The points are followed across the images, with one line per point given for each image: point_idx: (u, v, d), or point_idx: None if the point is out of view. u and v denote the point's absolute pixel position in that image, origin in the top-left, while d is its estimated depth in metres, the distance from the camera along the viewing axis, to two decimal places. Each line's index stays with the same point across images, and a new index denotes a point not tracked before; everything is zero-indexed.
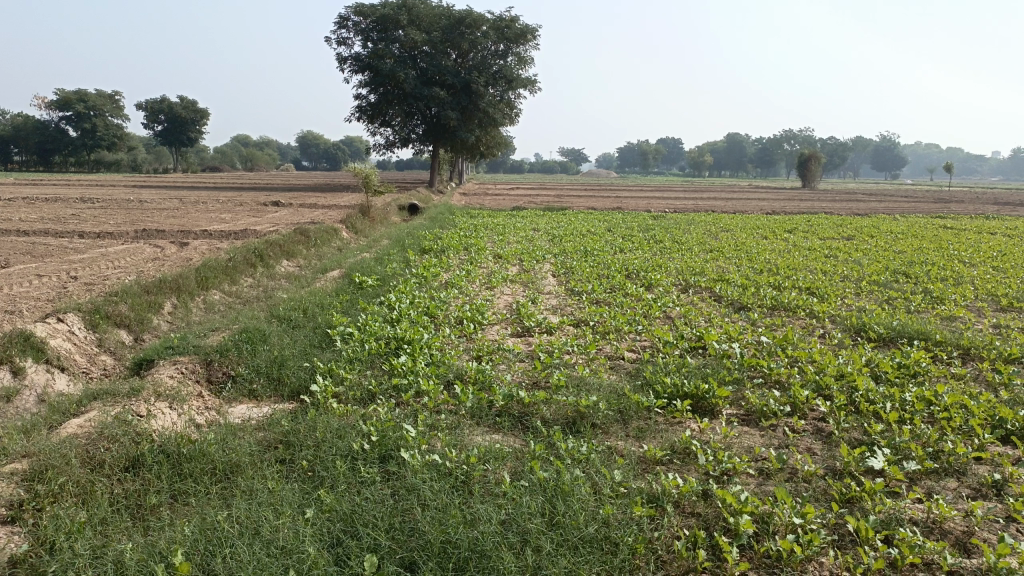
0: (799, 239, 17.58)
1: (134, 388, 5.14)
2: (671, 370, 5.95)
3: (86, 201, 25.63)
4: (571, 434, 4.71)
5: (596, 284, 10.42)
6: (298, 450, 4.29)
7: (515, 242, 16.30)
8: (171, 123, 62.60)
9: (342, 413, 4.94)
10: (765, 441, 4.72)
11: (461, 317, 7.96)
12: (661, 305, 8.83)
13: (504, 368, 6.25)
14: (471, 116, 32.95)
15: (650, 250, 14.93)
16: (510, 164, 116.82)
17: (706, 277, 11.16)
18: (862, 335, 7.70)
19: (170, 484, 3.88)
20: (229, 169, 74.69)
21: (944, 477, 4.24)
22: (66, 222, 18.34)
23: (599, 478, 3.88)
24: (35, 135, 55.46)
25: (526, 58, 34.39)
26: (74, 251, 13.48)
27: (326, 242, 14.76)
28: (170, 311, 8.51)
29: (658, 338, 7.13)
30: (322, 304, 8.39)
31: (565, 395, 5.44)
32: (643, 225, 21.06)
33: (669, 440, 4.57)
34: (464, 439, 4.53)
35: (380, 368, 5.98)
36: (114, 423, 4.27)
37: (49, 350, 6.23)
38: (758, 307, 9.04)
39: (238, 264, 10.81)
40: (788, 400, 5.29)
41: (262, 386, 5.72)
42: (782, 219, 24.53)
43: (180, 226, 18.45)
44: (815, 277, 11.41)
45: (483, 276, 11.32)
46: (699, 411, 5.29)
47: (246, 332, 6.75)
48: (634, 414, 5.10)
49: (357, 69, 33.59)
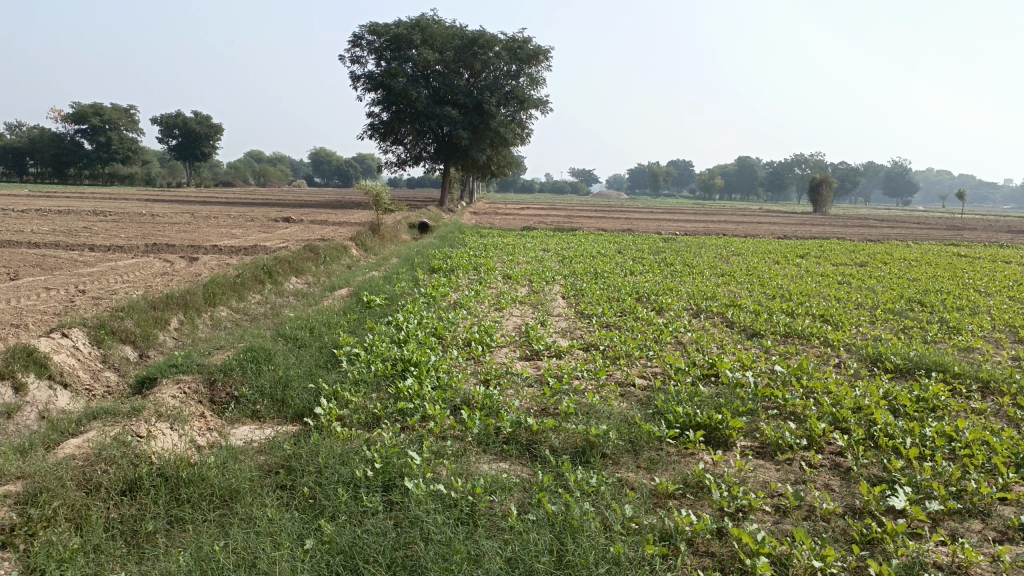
0: (811, 264, 17.42)
1: (135, 407, 5.04)
2: (683, 399, 5.81)
3: (98, 214, 25.76)
4: (580, 465, 4.57)
5: (606, 307, 10.30)
6: (300, 476, 4.18)
7: (525, 263, 16.23)
8: (186, 138, 63.19)
9: (346, 437, 4.82)
10: (781, 476, 4.57)
11: (469, 338, 7.85)
12: (672, 330, 8.71)
13: (512, 393, 6.12)
14: (483, 135, 33.04)
15: (660, 273, 14.82)
16: (521, 184, 117.17)
17: (718, 302, 11.04)
18: (878, 366, 7.54)
19: (167, 509, 3.78)
20: (241, 185, 75.25)
21: (968, 518, 4.09)
22: (78, 235, 18.42)
23: (609, 513, 3.75)
24: (52, 148, 56.01)
25: (539, 79, 34.53)
26: (84, 264, 13.48)
27: (336, 260, 14.71)
28: (176, 327, 8.44)
29: (670, 365, 7.00)
30: (329, 323, 8.30)
31: (575, 423, 5.31)
32: (653, 247, 20.94)
33: (681, 473, 4.44)
34: (469, 468, 4.41)
35: (386, 391, 5.87)
36: (113, 444, 4.18)
37: (52, 366, 6.16)
38: (770, 334, 8.89)
39: (246, 280, 10.75)
40: (804, 433, 5.15)
41: (265, 407, 5.61)
42: (795, 243, 24.31)
43: (191, 240, 18.48)
44: (829, 304, 11.28)
45: (492, 297, 11.23)
46: (712, 442, 5.15)
47: (251, 351, 6.65)
48: (645, 444, 4.96)
49: (370, 87, 33.74)
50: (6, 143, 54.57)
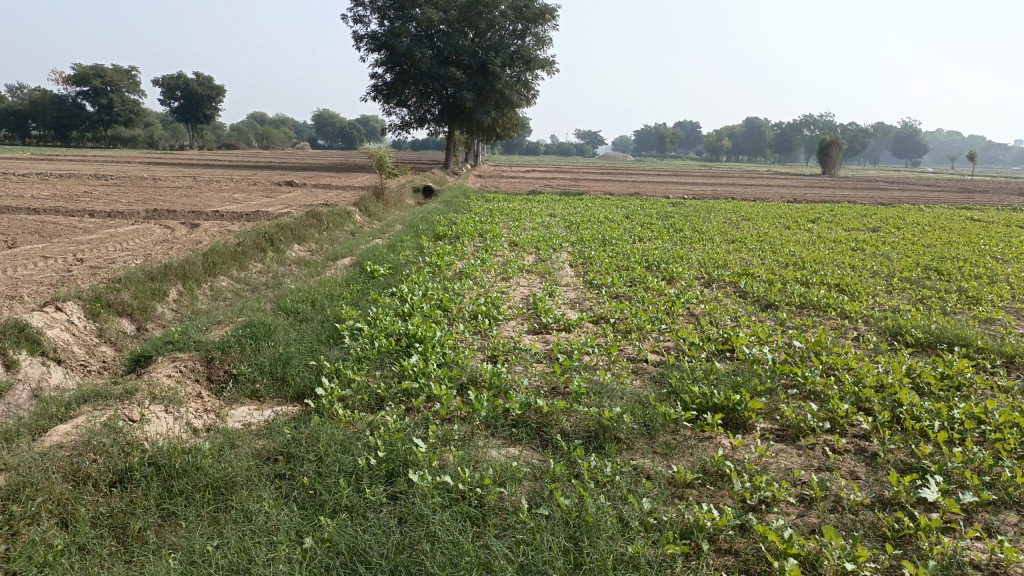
0: (823, 230, 17.07)
1: (128, 390, 4.83)
2: (698, 377, 5.58)
3: (100, 178, 25.46)
4: (594, 451, 4.36)
5: (616, 276, 10.02)
6: (299, 464, 3.98)
7: (532, 229, 15.91)
8: (188, 100, 62.42)
9: (349, 422, 4.62)
10: (804, 462, 4.37)
11: (475, 310, 7.60)
12: (684, 301, 8.44)
13: (520, 371, 5.89)
14: (488, 97, 32.47)
15: (670, 240, 14.52)
16: (526, 146, 115.92)
17: (729, 270, 10.77)
18: (899, 340, 7.29)
19: (159, 502, 3.58)
20: (244, 147, 74.54)
21: (1003, 509, 3.85)
22: (78, 200, 18.15)
23: (625, 508, 3.55)
24: (53, 110, 55.47)
25: (545, 39, 33.77)
26: (83, 230, 13.24)
27: (339, 226, 14.44)
28: (175, 299, 8.22)
29: (683, 339, 6.76)
30: (331, 295, 8.06)
31: (587, 403, 5.09)
32: (662, 212, 20.54)
33: (699, 460, 4.22)
34: (478, 454, 4.20)
35: (390, 369, 5.65)
36: (103, 432, 3.97)
37: (45, 342, 5.93)
38: (785, 305, 8.64)
39: (247, 249, 10.50)
40: (826, 416, 4.94)
41: (264, 386, 5.41)
42: (805, 208, 23.86)
43: (192, 205, 18.18)
44: (843, 272, 10.97)
45: (498, 265, 10.96)
46: (730, 425, 4.93)
47: (251, 326, 6.43)
48: (660, 426, 4.74)
49: (373, 47, 33.06)
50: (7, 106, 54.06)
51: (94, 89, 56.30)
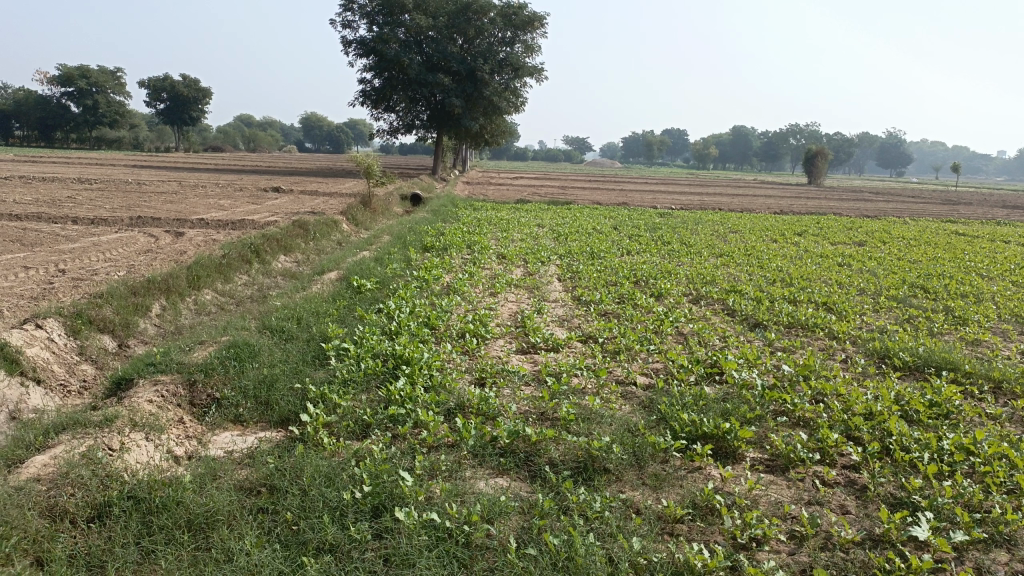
0: (811, 244, 17.14)
1: (107, 416, 4.71)
2: (688, 403, 5.53)
3: (83, 181, 25.14)
4: (583, 483, 4.30)
5: (605, 292, 9.97)
6: (282, 499, 3.89)
7: (520, 240, 15.88)
8: (174, 102, 61.98)
9: (334, 451, 4.54)
10: (794, 495, 4.35)
11: (463, 329, 7.51)
12: (673, 320, 8.40)
13: (509, 395, 5.81)
14: (476, 104, 32.44)
15: (658, 253, 14.50)
16: (515, 151, 115.89)
17: (717, 287, 10.77)
18: (887, 363, 7.29)
19: (138, 540, 3.48)
20: (230, 150, 74.04)
21: (994, 548, 3.83)
22: (61, 205, 17.92)
23: (615, 548, 3.51)
24: (37, 110, 54.82)
25: (534, 46, 33.82)
26: (66, 239, 13.05)
27: (326, 235, 14.34)
28: (158, 314, 8.11)
29: (673, 362, 6.72)
30: (317, 312, 7.96)
31: (576, 431, 5.02)
32: (650, 223, 20.55)
33: (689, 493, 4.18)
34: (466, 486, 4.13)
35: (376, 393, 5.56)
36: (81, 463, 3.87)
37: (24, 361, 5.77)
38: (774, 325, 8.64)
39: (232, 260, 10.37)
40: (816, 446, 4.92)
41: (248, 411, 5.33)
42: (792, 220, 23.97)
43: (177, 212, 17.98)
44: (831, 289, 10.99)
45: (487, 279, 10.89)
46: (719, 454, 4.89)
47: (235, 346, 6.34)
48: (649, 456, 4.69)
49: (362, 52, 32.97)
50: None
51: (78, 90, 55.74)
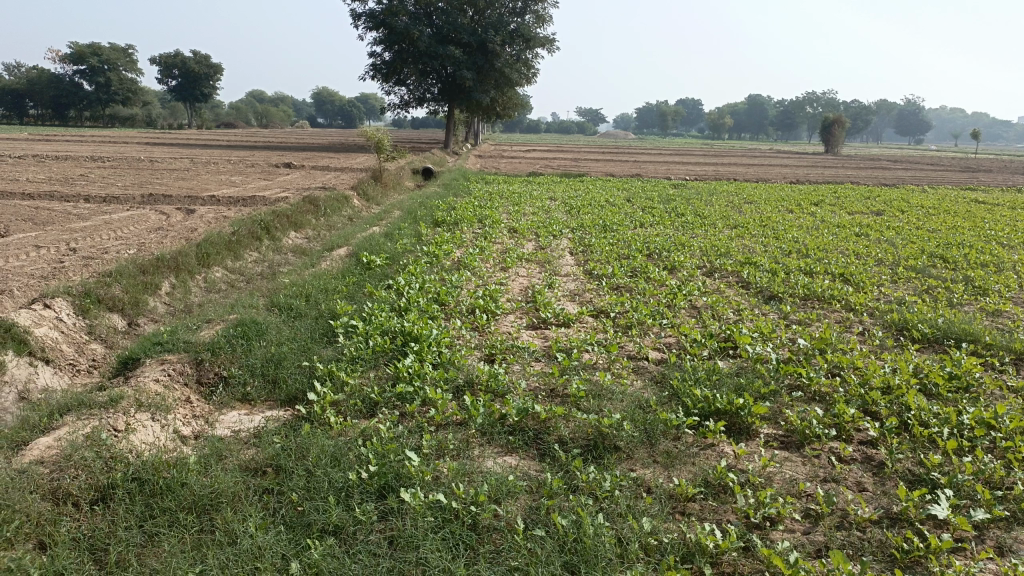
0: (827, 214, 16.87)
1: (113, 397, 4.67)
2: (700, 378, 5.43)
3: (96, 159, 25.13)
4: (593, 462, 4.22)
5: (617, 266, 9.84)
6: (287, 479, 3.84)
7: (531, 213, 15.73)
8: (186, 78, 61.86)
9: (341, 431, 4.49)
10: (809, 473, 4.27)
11: (473, 305, 7.42)
12: (686, 293, 8.27)
13: (518, 371, 5.73)
14: (487, 76, 32.08)
15: (671, 225, 14.32)
16: (528, 123, 114.93)
17: (732, 259, 10.60)
18: (905, 335, 7.14)
19: (141, 523, 3.44)
20: (243, 126, 73.92)
21: (1015, 526, 3.72)
22: (73, 183, 17.94)
23: (625, 528, 3.45)
24: (50, 89, 54.84)
25: (545, 16, 33.36)
26: (78, 217, 13.05)
27: (337, 211, 14.26)
28: (167, 292, 8.07)
29: (685, 336, 6.60)
30: (325, 289, 7.89)
31: (587, 409, 4.94)
32: (663, 195, 20.28)
33: (702, 471, 4.10)
34: (474, 465, 4.07)
35: (384, 370, 5.50)
36: (84, 445, 3.83)
37: (32, 341, 5.74)
38: (789, 297, 8.49)
39: (242, 237, 10.31)
40: (832, 422, 4.82)
41: (256, 389, 5.29)
42: (808, 189, 23.63)
43: (189, 189, 17.95)
44: (848, 260, 10.77)
45: (498, 254, 10.77)
46: (733, 430, 4.80)
47: (242, 325, 6.29)
48: (661, 433, 4.59)
49: (371, 26, 32.66)
50: (4, 85, 53.61)
51: (90, 67, 55.69)
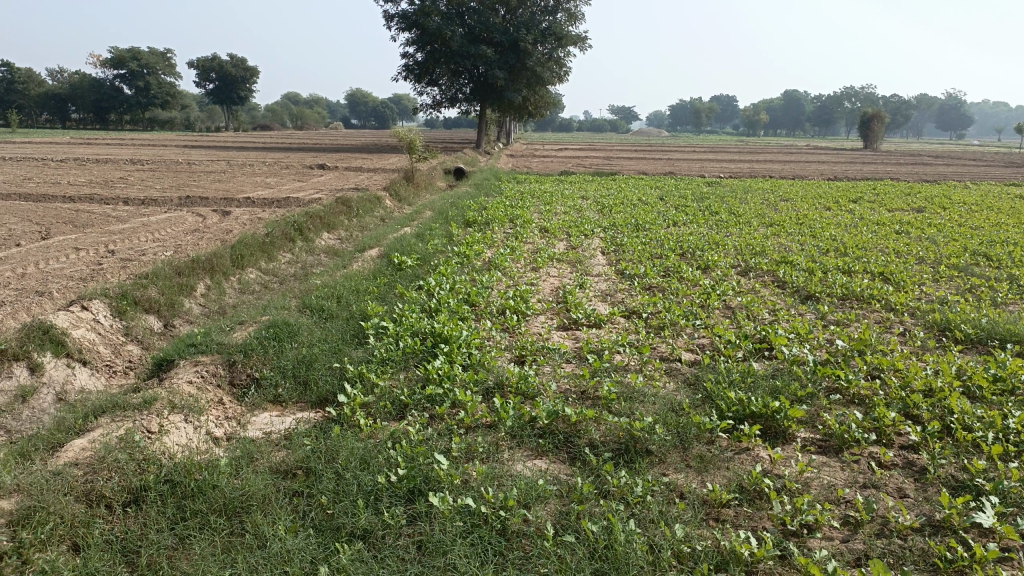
0: (866, 211, 16.52)
1: (147, 399, 4.72)
2: (735, 380, 5.32)
3: (135, 162, 25.60)
4: (624, 466, 4.15)
5: (649, 265, 9.72)
6: (317, 482, 3.84)
7: (563, 213, 15.64)
8: (223, 82, 62.83)
9: (370, 433, 4.48)
10: (848, 478, 4.15)
11: (503, 305, 7.38)
12: (720, 293, 8.13)
13: (549, 373, 5.67)
14: (519, 75, 32.03)
15: (705, 224, 14.13)
16: (560, 122, 114.60)
17: (768, 257, 10.41)
18: (947, 336, 6.93)
19: (173, 525, 3.46)
20: (278, 128, 74.84)
21: None
22: (113, 186, 18.31)
23: (657, 535, 3.38)
24: (91, 93, 56.05)
25: (577, 14, 33.20)
26: (117, 219, 13.29)
27: (369, 212, 14.33)
28: (202, 293, 8.17)
29: (719, 337, 6.48)
30: (357, 290, 7.92)
31: (618, 411, 4.87)
32: (697, 193, 20.04)
33: (736, 476, 4.01)
34: (504, 469, 4.03)
35: (414, 372, 5.49)
36: (118, 447, 3.87)
37: (70, 343, 5.84)
38: (827, 297, 8.30)
39: (275, 239, 10.40)
40: (871, 426, 4.69)
41: (287, 391, 5.31)
42: (846, 186, 23.18)
43: (224, 191, 18.18)
44: (888, 258, 10.52)
45: (529, 254, 10.72)
46: (769, 434, 4.69)
47: (275, 326, 6.33)
48: (695, 437, 4.51)
49: (403, 27, 32.84)
50: (48, 90, 54.97)
51: (131, 72, 56.83)
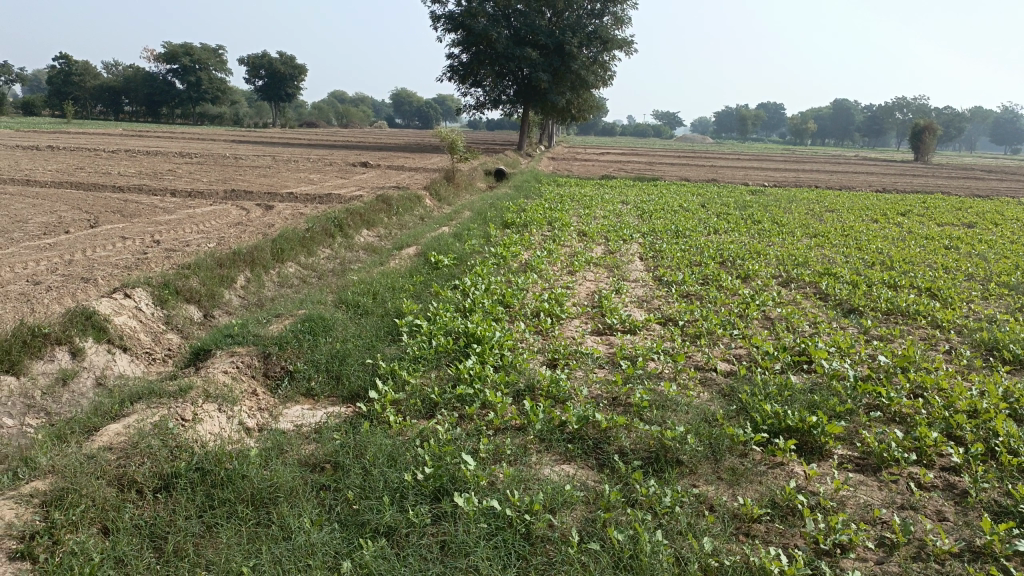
0: (914, 225, 16.11)
1: (182, 387, 4.79)
2: (771, 393, 5.20)
3: (184, 155, 26.12)
4: (654, 475, 4.08)
5: (687, 273, 9.59)
6: (344, 477, 3.84)
7: (602, 217, 15.55)
8: (272, 78, 63.89)
9: (399, 430, 4.48)
10: (885, 499, 4.03)
11: (538, 308, 7.35)
12: (760, 303, 7.99)
13: (581, 377, 5.62)
14: (563, 78, 31.95)
15: (747, 232, 13.92)
16: (603, 126, 114.18)
17: (810, 269, 10.20)
18: (995, 356, 6.71)
19: (201, 513, 3.49)
20: (324, 125, 75.84)
21: None
22: (162, 178, 18.70)
23: (684, 548, 3.32)
24: (145, 87, 57.39)
25: (624, 18, 33.04)
26: (164, 210, 13.57)
27: (409, 210, 14.41)
28: (242, 285, 8.29)
29: (757, 348, 6.35)
30: (393, 288, 7.95)
31: (650, 419, 4.80)
32: (740, 201, 19.75)
33: (768, 492, 3.92)
34: (531, 472, 3.99)
35: (446, 371, 5.48)
36: (152, 434, 3.93)
37: (111, 329, 5.96)
38: (870, 311, 8.10)
39: (315, 234, 10.51)
40: (912, 445, 4.55)
41: (320, 384, 5.35)
42: (894, 199, 22.61)
43: (269, 186, 18.47)
44: (936, 274, 10.23)
45: (566, 257, 10.67)
46: (804, 449, 4.58)
47: (310, 320, 6.39)
48: (727, 449, 4.42)
49: (450, 28, 33.02)
50: (103, 83, 56.47)
51: (184, 67, 58.10)
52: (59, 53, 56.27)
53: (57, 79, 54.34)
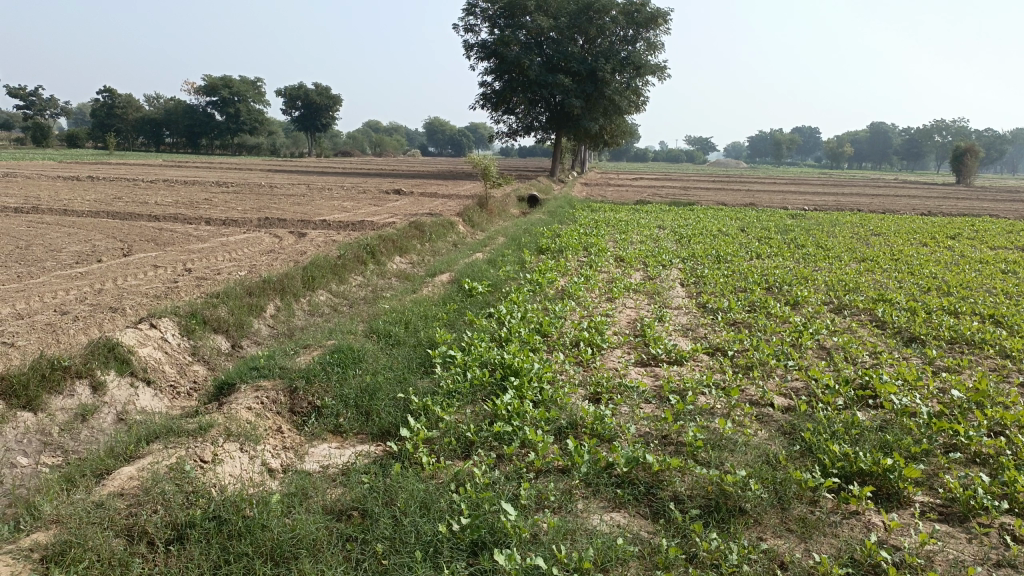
0: (967, 248, 15.45)
1: (203, 425, 4.50)
2: (838, 432, 4.75)
3: (222, 184, 26.33)
4: (714, 527, 3.66)
5: (733, 299, 9.15)
6: (372, 528, 3.48)
7: (639, 242, 15.16)
8: (308, 109, 64.84)
9: (433, 472, 4.14)
10: (978, 555, 3.56)
11: (578, 337, 6.98)
12: (813, 331, 7.52)
13: (626, 414, 5.22)
14: (596, 103, 31.78)
15: (791, 257, 13.43)
16: (635, 153, 114.11)
17: (863, 295, 9.69)
18: None
19: (215, 570, 3.17)
20: (359, 154, 76.71)
21: None
22: (198, 207, 18.73)
23: None
24: (185, 119, 58.56)
25: (656, 44, 32.89)
26: (197, 239, 13.48)
27: (442, 237, 14.18)
28: (272, 314, 8.05)
29: (816, 380, 5.89)
30: (425, 316, 7.65)
31: (705, 462, 4.38)
32: (781, 225, 19.21)
33: (846, 547, 3.49)
34: (579, 523, 3.61)
35: (481, 407, 5.12)
36: (166, 478, 3.64)
37: (134, 361, 5.72)
38: (932, 340, 7.59)
39: (347, 261, 10.27)
40: (1001, 491, 4.07)
41: (348, 421, 5.03)
42: (941, 222, 21.87)
43: (303, 213, 18.42)
44: (996, 299, 9.68)
45: (604, 283, 10.30)
46: (880, 496, 4.12)
47: (339, 351, 6.09)
48: (795, 496, 3.98)
49: (483, 56, 33.09)
50: (145, 116, 57.69)
51: (222, 99, 59.34)
52: (104, 88, 57.79)
53: (101, 112, 55.74)
